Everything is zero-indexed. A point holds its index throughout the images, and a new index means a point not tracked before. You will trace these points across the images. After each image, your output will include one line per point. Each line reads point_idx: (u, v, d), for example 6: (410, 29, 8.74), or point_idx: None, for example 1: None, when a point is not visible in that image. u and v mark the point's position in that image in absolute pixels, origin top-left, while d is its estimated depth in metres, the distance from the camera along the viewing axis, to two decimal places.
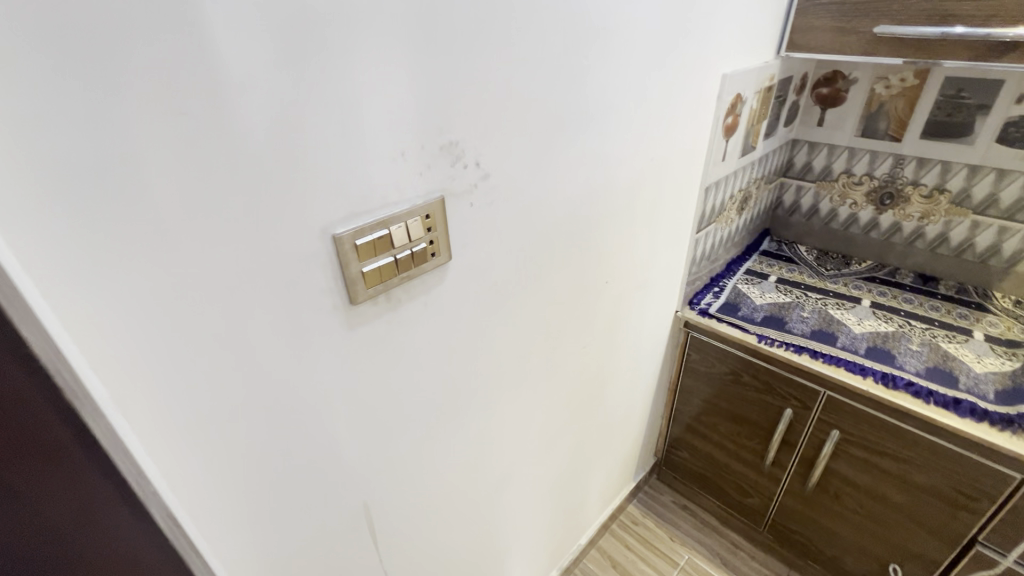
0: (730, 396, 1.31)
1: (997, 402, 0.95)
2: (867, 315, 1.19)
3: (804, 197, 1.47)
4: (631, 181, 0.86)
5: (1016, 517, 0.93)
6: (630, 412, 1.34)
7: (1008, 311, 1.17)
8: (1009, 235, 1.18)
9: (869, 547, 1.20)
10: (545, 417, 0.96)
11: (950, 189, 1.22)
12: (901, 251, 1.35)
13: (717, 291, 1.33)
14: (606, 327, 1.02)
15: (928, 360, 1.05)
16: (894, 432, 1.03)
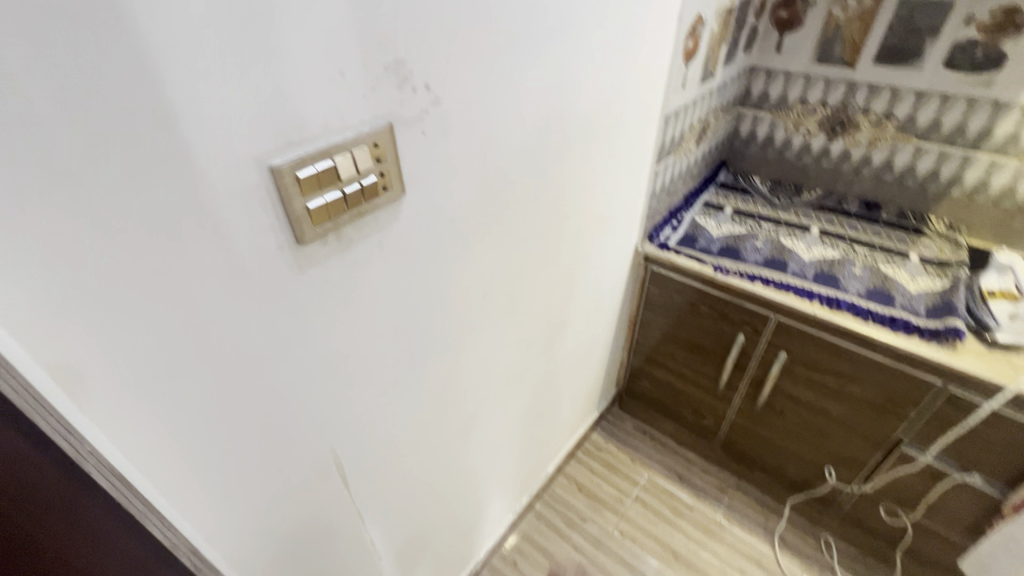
0: (688, 327, 1.36)
1: (928, 318, 1.02)
2: (815, 243, 1.24)
3: (760, 127, 1.47)
4: (591, 109, 0.82)
5: (936, 420, 1.03)
6: (591, 348, 1.38)
7: (941, 234, 1.24)
8: (948, 160, 1.22)
9: (808, 455, 1.31)
10: (509, 356, 0.97)
11: (897, 117, 1.25)
12: (849, 178, 1.39)
13: (675, 224, 1.34)
14: (566, 265, 1.01)
15: (869, 282, 1.11)
16: (836, 351, 1.10)
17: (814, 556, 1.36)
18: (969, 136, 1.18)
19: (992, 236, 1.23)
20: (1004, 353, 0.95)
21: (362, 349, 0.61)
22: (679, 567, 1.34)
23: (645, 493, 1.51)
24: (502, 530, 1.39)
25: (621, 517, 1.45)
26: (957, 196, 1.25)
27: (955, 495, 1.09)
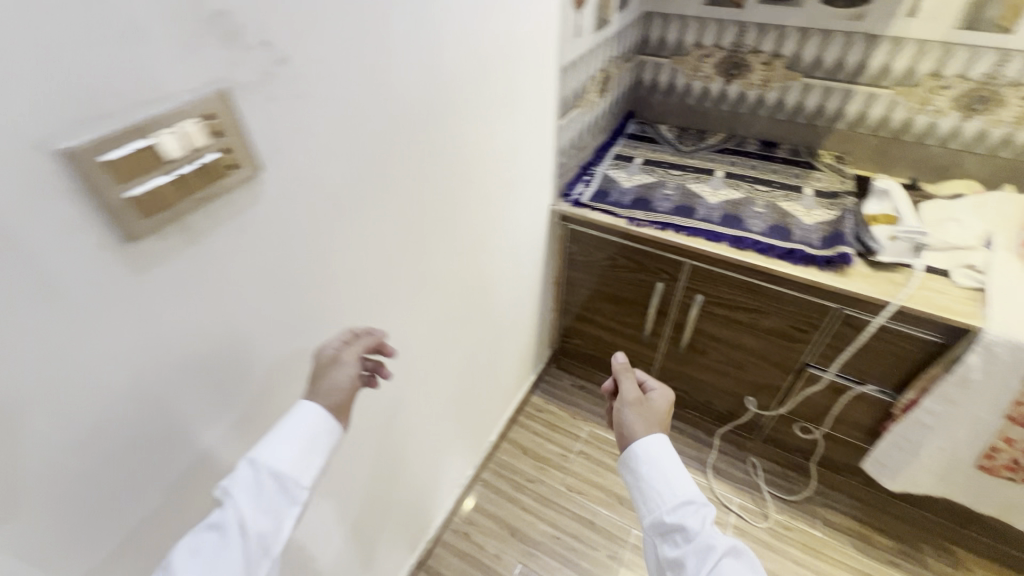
0: (610, 281, 1.37)
1: (822, 247, 1.07)
2: (721, 186, 1.28)
3: (662, 74, 1.48)
4: (478, 58, 0.77)
5: (836, 340, 1.11)
6: (518, 312, 1.36)
7: (830, 167, 1.32)
8: (832, 95, 1.29)
9: (729, 388, 1.40)
10: (426, 331, 0.93)
11: (785, 56, 1.29)
12: (747, 120, 1.43)
13: (587, 179, 1.33)
14: (475, 230, 0.97)
15: (770, 219, 1.16)
16: (745, 288, 1.15)
17: (743, 478, 1.46)
18: (848, 70, 1.24)
19: (873, 164, 1.32)
20: (887, 272, 1.03)
21: (235, 349, 0.55)
22: (624, 510, 1.41)
23: (587, 446, 1.56)
24: (450, 504, 1.39)
25: (566, 472, 1.49)
26: (841, 129, 1.32)
27: (855, 406, 1.19)
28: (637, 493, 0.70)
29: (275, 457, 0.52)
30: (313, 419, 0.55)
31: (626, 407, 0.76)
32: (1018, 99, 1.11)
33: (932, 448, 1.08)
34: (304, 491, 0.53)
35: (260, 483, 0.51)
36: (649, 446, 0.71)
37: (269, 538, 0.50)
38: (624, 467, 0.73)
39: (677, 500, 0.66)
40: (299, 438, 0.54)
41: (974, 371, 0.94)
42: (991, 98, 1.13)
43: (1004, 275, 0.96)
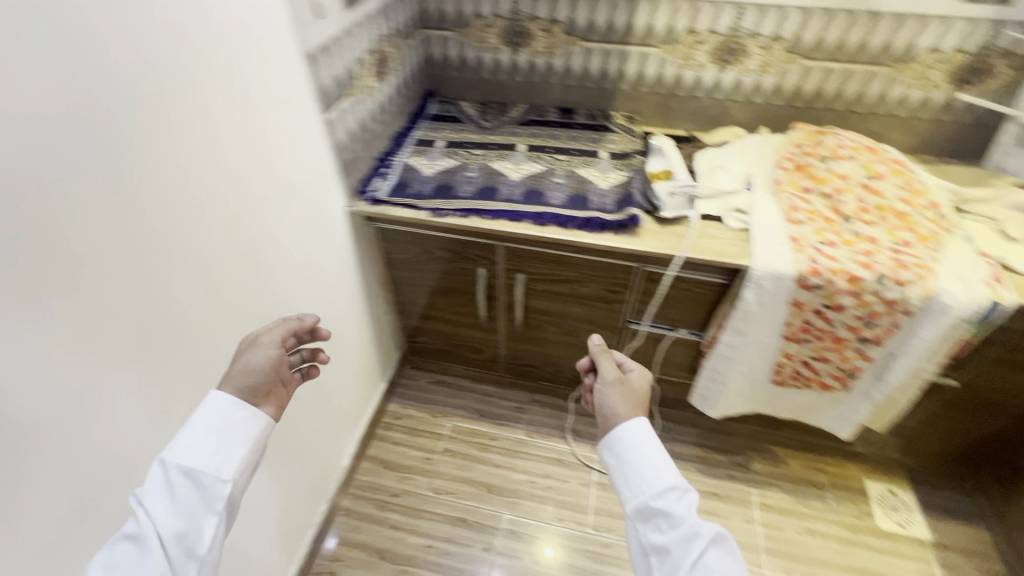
0: (435, 274, 1.31)
1: (615, 211, 1.10)
2: (523, 161, 1.26)
3: (451, 48, 1.40)
4: (162, 53, 0.63)
5: (644, 296, 1.17)
6: (344, 322, 1.25)
7: (622, 127, 1.36)
8: (610, 58, 1.32)
9: (571, 355, 1.43)
10: (211, 365, 0.78)
11: (561, 21, 1.29)
12: (542, 88, 1.42)
13: (386, 172, 1.23)
14: (254, 227, 0.85)
15: (569, 189, 1.17)
16: (558, 260, 1.16)
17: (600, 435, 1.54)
18: (619, 32, 1.27)
19: (658, 120, 1.40)
20: (673, 227, 1.09)
21: None
22: (495, 497, 1.40)
23: (452, 442, 1.52)
24: (310, 547, 1.27)
25: (433, 475, 1.45)
26: (626, 89, 1.37)
27: (675, 350, 1.29)
28: (620, 479, 0.71)
29: (187, 457, 0.58)
30: (222, 412, 0.62)
31: (608, 389, 0.77)
32: (758, 48, 1.22)
33: (737, 375, 1.19)
34: (224, 483, 0.59)
35: (176, 483, 0.57)
36: (626, 430, 0.72)
37: (190, 537, 0.56)
38: (606, 452, 0.73)
39: (660, 486, 0.67)
40: (208, 437, 0.60)
41: (751, 304, 1.04)
42: (737, 49, 1.23)
43: (762, 213, 1.07)
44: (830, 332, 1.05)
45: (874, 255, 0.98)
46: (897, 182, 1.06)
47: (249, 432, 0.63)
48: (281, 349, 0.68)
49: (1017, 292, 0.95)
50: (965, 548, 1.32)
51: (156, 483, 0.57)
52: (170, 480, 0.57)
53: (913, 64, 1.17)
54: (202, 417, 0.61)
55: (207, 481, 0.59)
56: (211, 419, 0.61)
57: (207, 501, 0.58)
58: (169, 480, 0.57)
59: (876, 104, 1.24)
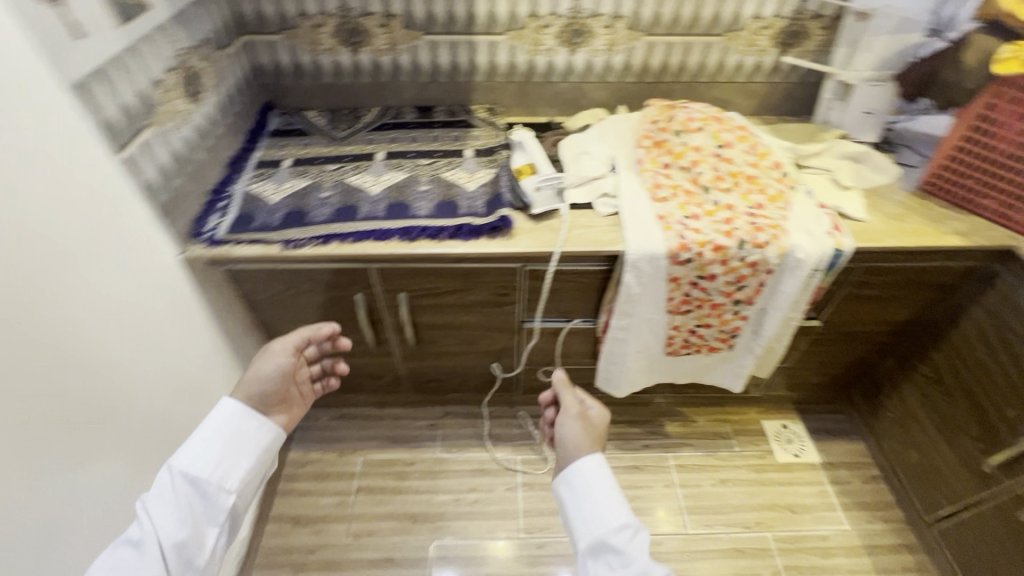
0: (308, 307, 1.19)
1: (486, 214, 1.05)
2: (383, 171, 1.16)
3: (281, 54, 1.25)
4: None
5: (532, 294, 1.14)
6: (208, 379, 1.09)
7: (485, 121, 1.31)
8: (459, 50, 1.25)
9: (475, 363, 1.38)
10: (12, 453, 0.64)
11: (397, 14, 1.19)
12: (394, 88, 1.32)
13: (224, 206, 1.07)
14: (66, 268, 0.73)
15: (435, 196, 1.10)
16: (437, 273, 1.09)
17: (519, 434, 1.51)
18: (461, 21, 1.20)
19: (520, 109, 1.36)
20: (546, 221, 1.06)
21: None
22: (420, 526, 1.33)
23: (366, 478, 1.42)
24: None
25: (350, 520, 1.34)
26: (481, 80, 1.31)
27: (573, 340, 1.28)
28: (576, 512, 0.79)
29: (194, 469, 0.74)
30: (235, 420, 0.79)
31: (573, 426, 0.87)
32: (602, 27, 1.21)
33: (634, 354, 1.21)
34: (228, 493, 0.75)
35: (185, 490, 0.73)
36: (586, 464, 0.82)
37: (190, 548, 0.71)
38: (563, 485, 0.82)
39: (615, 521, 0.76)
40: (217, 449, 0.77)
41: (632, 287, 1.05)
42: (583, 30, 1.21)
43: (629, 195, 1.07)
44: (708, 300, 1.08)
45: (734, 221, 1.02)
46: (743, 147, 1.11)
47: (254, 443, 0.80)
48: (286, 357, 0.89)
49: (855, 237, 1.04)
50: (849, 463, 1.48)
51: (168, 491, 0.73)
52: (179, 489, 0.73)
53: (742, 32, 1.23)
54: (216, 428, 0.78)
55: (214, 490, 0.74)
56: (224, 428, 0.78)
57: (213, 509, 0.74)
58: (179, 489, 0.73)
59: (717, 72, 1.30)
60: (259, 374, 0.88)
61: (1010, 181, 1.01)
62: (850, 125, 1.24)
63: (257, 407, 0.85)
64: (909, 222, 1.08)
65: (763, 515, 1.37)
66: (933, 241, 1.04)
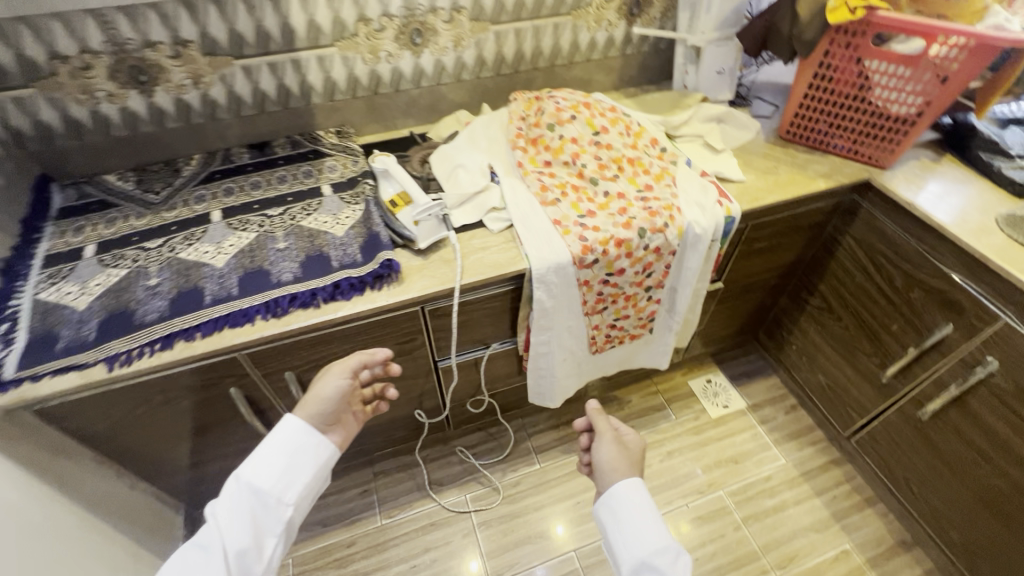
0: (172, 419, 0.95)
1: (365, 262, 0.90)
2: (225, 235, 0.95)
3: (42, 111, 0.96)
4: None
5: (440, 332, 1.02)
6: (65, 547, 0.83)
7: (337, 146, 1.13)
8: (283, 71, 1.05)
9: (395, 415, 1.23)
10: None
11: (191, 40, 0.96)
12: (214, 127, 1.09)
13: (7, 331, 0.80)
14: None
15: (298, 253, 0.92)
16: (324, 341, 0.92)
17: (462, 471, 1.40)
18: (276, 38, 1.00)
19: (375, 125, 1.20)
20: (436, 253, 0.93)
21: None
22: None
23: None
24: None
25: None
26: (320, 102, 1.12)
27: (495, 364, 1.18)
28: (619, 536, 0.79)
29: (259, 480, 0.75)
30: (296, 437, 0.79)
31: (609, 448, 0.88)
32: (443, 23, 1.08)
33: (561, 364, 1.14)
34: (287, 506, 0.75)
35: (249, 501, 0.74)
36: (624, 489, 0.82)
37: (248, 558, 0.70)
38: (604, 510, 0.82)
39: (656, 545, 0.76)
40: (281, 461, 0.77)
41: (545, 301, 0.97)
42: (422, 29, 1.07)
43: (518, 204, 0.98)
44: (621, 293, 1.04)
45: (629, 210, 0.98)
46: (619, 130, 1.07)
47: (312, 460, 0.80)
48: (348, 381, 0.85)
49: (740, 200, 1.05)
50: (770, 399, 1.58)
51: (232, 501, 0.73)
52: (243, 497, 0.73)
53: (588, 9, 1.17)
54: (282, 442, 0.78)
55: (274, 502, 0.75)
56: (288, 444, 0.79)
57: (273, 520, 0.74)
58: (245, 497, 0.74)
59: (572, 53, 1.24)
60: (320, 395, 0.85)
61: (854, 120, 1.08)
62: (706, 86, 1.25)
63: (315, 423, 0.84)
64: (781, 173, 1.11)
65: (712, 475, 1.41)
66: (805, 188, 1.08)
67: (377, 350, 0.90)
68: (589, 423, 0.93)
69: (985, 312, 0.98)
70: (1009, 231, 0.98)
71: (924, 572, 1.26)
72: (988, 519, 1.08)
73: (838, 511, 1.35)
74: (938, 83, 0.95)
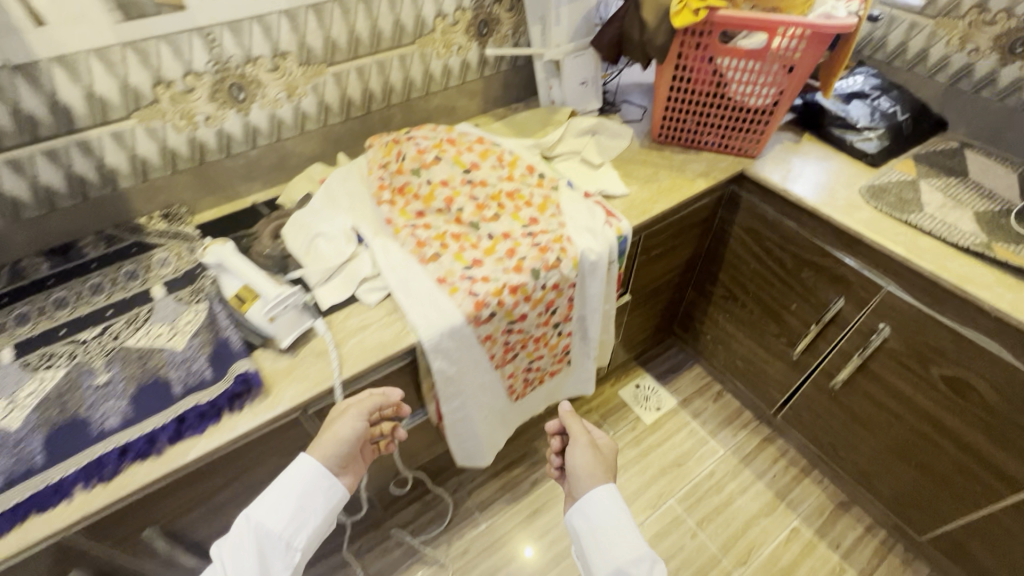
0: None
1: (216, 378, 0.73)
2: (19, 380, 0.72)
3: None
4: None
5: None
6: None
7: (166, 233, 0.94)
8: (68, 157, 0.84)
9: None
10: None
11: None
12: None
13: None
14: None
15: (126, 384, 0.72)
16: (184, 485, 0.74)
17: (403, 555, 1.25)
18: (46, 121, 0.80)
19: (212, 198, 1.01)
20: (306, 346, 0.78)
21: None
22: None
23: None
24: None
25: None
26: (132, 184, 0.92)
27: (411, 439, 1.05)
28: (593, 545, 0.75)
29: (269, 523, 0.69)
30: (310, 478, 0.72)
31: (583, 454, 0.81)
32: (267, 73, 0.93)
33: (483, 423, 1.04)
34: (295, 552, 0.69)
35: (257, 544, 0.67)
36: (599, 494, 0.78)
37: None
38: (579, 517, 0.78)
39: (631, 554, 0.72)
40: (292, 503, 0.70)
41: (447, 368, 0.86)
42: (242, 82, 0.91)
43: (394, 268, 0.86)
44: (529, 337, 0.96)
45: (517, 250, 0.89)
46: (491, 163, 0.98)
47: (323, 504, 0.73)
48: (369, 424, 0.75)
49: (628, 215, 1.01)
50: (698, 391, 1.58)
51: (237, 545, 0.67)
52: (249, 541, 0.67)
53: (433, 35, 1.07)
54: (294, 482, 0.71)
55: (282, 547, 0.69)
56: (299, 485, 0.71)
57: (280, 566, 0.68)
58: (251, 541, 0.67)
59: (427, 83, 1.13)
60: (338, 434, 0.75)
61: (718, 117, 1.08)
62: (573, 99, 1.20)
63: (331, 465, 0.75)
64: (662, 179, 1.09)
65: (660, 486, 1.38)
66: (688, 191, 1.06)
67: (391, 391, 0.79)
68: (561, 425, 0.87)
69: (870, 283, 1.01)
70: (873, 203, 1.02)
71: (864, 528, 1.32)
72: (909, 471, 1.14)
73: (781, 490, 1.37)
74: (787, 73, 0.97)
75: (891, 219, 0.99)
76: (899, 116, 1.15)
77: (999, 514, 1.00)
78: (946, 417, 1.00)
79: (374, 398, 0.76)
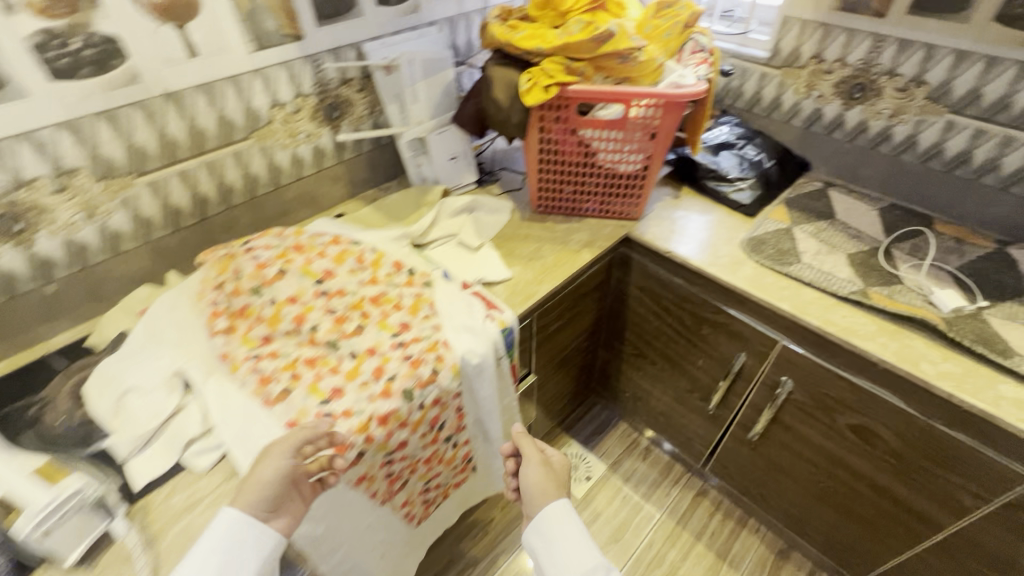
0: None
1: None
2: None
3: None
4: None
5: None
6: None
7: None
8: None
9: None
10: None
11: None
12: None
13: None
14: None
15: None
16: None
17: None
18: None
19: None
20: (109, 553, 0.61)
21: None
22: None
23: None
24: None
25: None
26: None
27: None
28: (548, 564, 0.66)
29: None
30: (233, 531, 0.60)
31: (532, 471, 0.74)
32: (51, 195, 0.76)
33: (380, 563, 0.88)
34: None
35: None
36: (553, 510, 0.70)
37: None
38: (532, 536, 0.70)
39: (584, 569, 0.63)
40: (214, 564, 0.58)
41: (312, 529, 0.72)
42: (14, 211, 0.74)
43: (233, 419, 0.71)
44: (417, 460, 0.83)
45: (385, 369, 0.76)
46: (349, 267, 0.86)
47: (255, 555, 0.61)
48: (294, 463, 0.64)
49: (512, 303, 0.92)
50: (626, 450, 1.51)
51: None
52: None
53: (272, 126, 0.95)
54: (215, 540, 0.60)
55: None
56: (222, 540, 0.60)
57: None
58: None
59: (275, 177, 1.00)
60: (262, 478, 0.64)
61: (592, 185, 1.04)
62: (445, 175, 1.12)
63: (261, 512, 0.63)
64: (546, 256, 1.02)
65: None
66: (573, 266, 1.00)
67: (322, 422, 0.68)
68: (515, 447, 0.80)
69: (767, 338, 0.99)
70: (754, 257, 1.01)
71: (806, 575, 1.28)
72: (835, 517, 1.11)
73: (721, 549, 1.31)
74: (650, 139, 0.94)
75: (773, 273, 0.98)
76: (766, 163, 1.17)
77: (923, 555, 0.99)
78: (859, 464, 0.98)
79: (302, 432, 0.66)
